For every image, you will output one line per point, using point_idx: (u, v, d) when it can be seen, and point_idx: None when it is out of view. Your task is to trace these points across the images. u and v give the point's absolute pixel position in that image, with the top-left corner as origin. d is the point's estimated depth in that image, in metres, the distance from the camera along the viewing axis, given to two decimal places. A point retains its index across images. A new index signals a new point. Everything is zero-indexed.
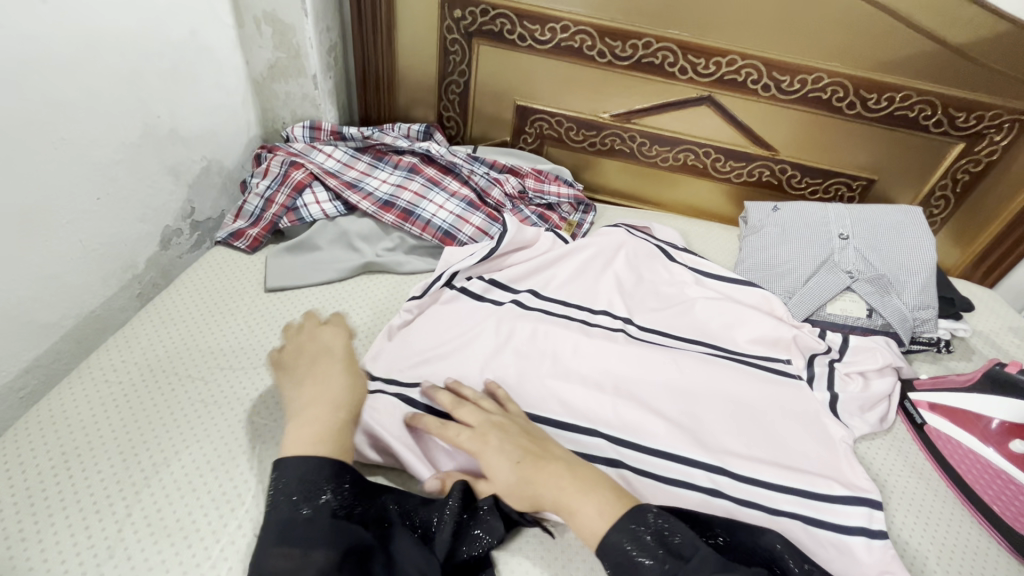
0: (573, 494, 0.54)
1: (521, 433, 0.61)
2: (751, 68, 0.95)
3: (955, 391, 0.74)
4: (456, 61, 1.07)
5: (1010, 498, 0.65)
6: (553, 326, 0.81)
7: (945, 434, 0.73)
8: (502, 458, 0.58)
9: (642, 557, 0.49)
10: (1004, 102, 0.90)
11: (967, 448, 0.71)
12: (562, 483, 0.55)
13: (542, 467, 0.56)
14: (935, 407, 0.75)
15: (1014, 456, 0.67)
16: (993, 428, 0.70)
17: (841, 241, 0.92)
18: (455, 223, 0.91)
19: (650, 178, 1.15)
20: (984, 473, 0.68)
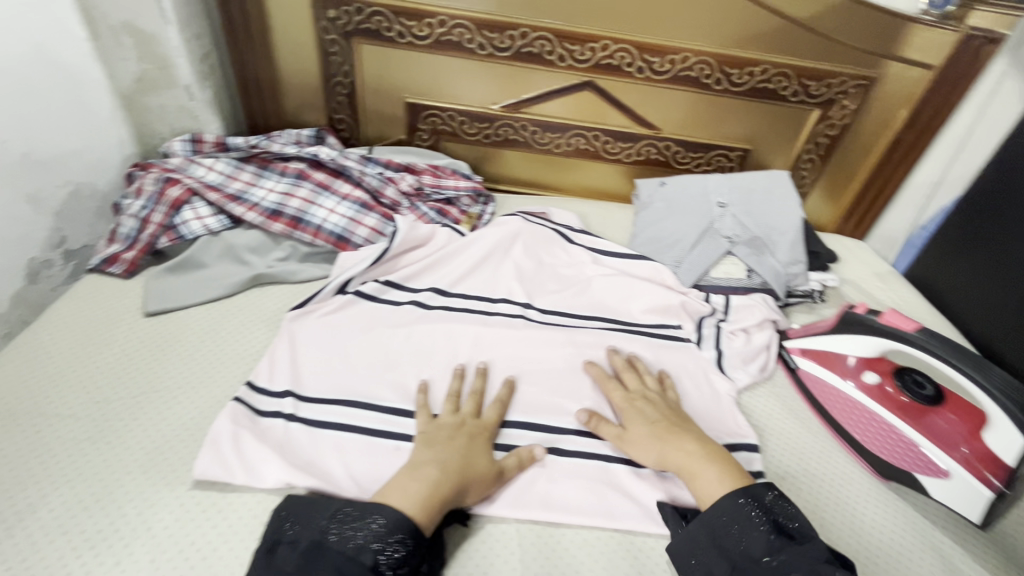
0: (696, 460, 0.62)
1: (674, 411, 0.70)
2: (624, 52, 0.99)
3: (820, 335, 0.79)
4: (338, 62, 1.05)
5: (865, 425, 0.72)
6: (451, 322, 0.83)
7: (813, 374, 0.79)
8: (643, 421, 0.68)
9: (749, 527, 0.55)
10: (847, 70, 0.99)
11: (830, 385, 0.77)
12: (686, 446, 0.64)
13: (688, 434, 0.65)
14: (806, 352, 0.81)
15: (869, 387, 0.74)
16: (850, 364, 0.76)
17: (720, 209, 0.98)
18: (348, 227, 0.90)
19: (548, 165, 1.18)
20: (845, 405, 0.74)
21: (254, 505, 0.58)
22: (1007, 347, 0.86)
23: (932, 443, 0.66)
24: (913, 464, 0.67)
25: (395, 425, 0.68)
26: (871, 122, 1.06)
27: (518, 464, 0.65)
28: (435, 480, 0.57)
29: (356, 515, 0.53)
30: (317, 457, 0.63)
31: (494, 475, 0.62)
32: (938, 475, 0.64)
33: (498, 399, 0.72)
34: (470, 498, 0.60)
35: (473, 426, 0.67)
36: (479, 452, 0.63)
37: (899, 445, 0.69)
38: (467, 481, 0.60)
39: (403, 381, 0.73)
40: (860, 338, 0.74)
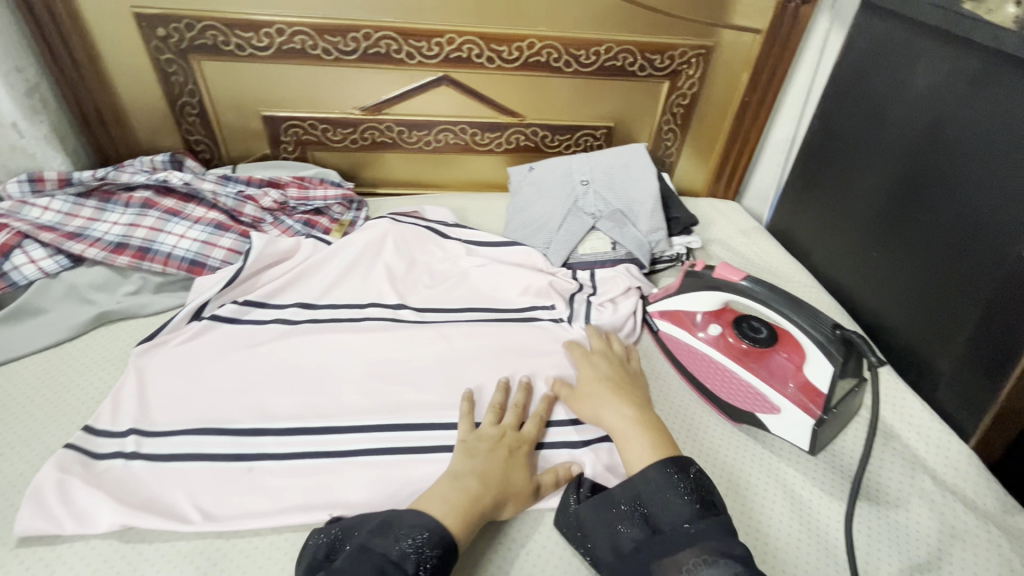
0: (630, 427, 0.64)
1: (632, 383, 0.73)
2: (470, 44, 1.00)
3: (671, 296, 0.82)
4: (180, 82, 1.01)
5: (713, 374, 0.75)
6: (318, 334, 0.81)
7: (668, 334, 0.82)
8: (598, 389, 0.71)
9: (672, 497, 0.55)
10: (685, 41, 1.04)
11: (682, 341, 0.80)
12: (625, 412, 0.67)
13: (637, 404, 0.68)
14: (663, 313, 0.84)
15: (714, 338, 0.77)
16: (698, 320, 0.80)
17: (584, 186, 1.01)
18: (201, 250, 0.87)
19: (423, 164, 1.18)
20: (695, 359, 0.78)
21: (94, 553, 0.56)
22: (847, 281, 0.93)
23: (764, 383, 0.70)
24: (752, 404, 0.71)
25: (246, 446, 0.66)
26: (718, 88, 1.11)
27: (554, 482, 0.64)
28: (474, 494, 0.58)
29: (409, 525, 0.53)
30: (160, 492, 0.61)
31: (529, 493, 0.62)
32: (772, 411, 0.69)
33: (538, 414, 0.70)
34: (505, 512, 0.60)
35: (513, 439, 0.66)
36: (516, 470, 0.63)
37: (740, 389, 0.72)
38: (503, 496, 0.60)
39: (260, 401, 0.71)
40: (701, 294, 0.78)
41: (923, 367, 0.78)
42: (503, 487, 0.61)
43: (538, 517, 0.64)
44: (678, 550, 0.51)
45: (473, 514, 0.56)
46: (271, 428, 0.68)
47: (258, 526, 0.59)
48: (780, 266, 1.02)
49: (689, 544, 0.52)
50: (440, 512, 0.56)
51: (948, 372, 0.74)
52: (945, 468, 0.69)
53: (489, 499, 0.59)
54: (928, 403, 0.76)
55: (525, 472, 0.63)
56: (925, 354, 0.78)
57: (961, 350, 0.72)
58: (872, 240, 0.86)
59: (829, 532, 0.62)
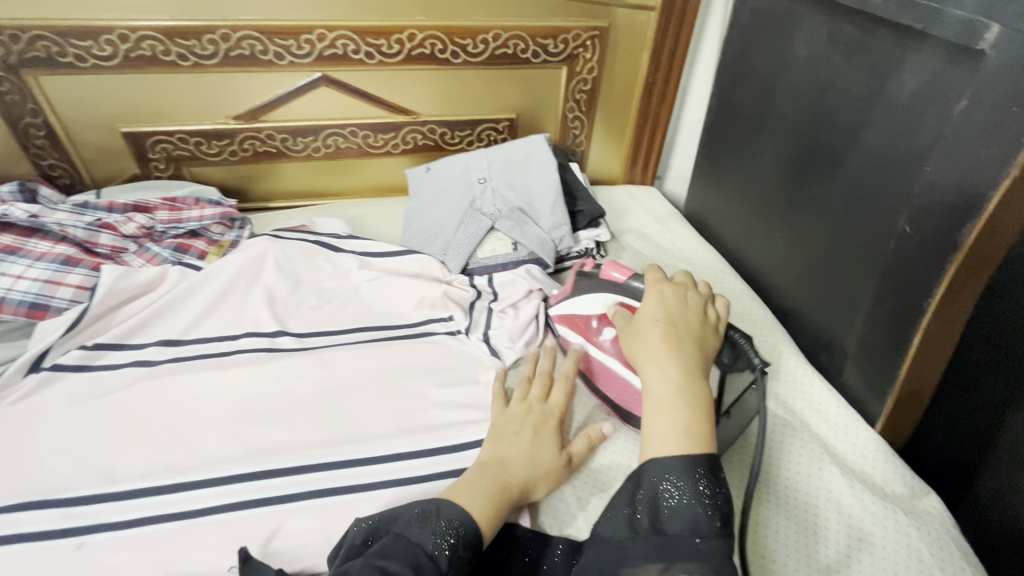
0: (670, 392, 0.53)
1: (698, 341, 0.59)
2: (344, 39, 0.92)
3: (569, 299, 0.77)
4: (18, 101, 0.89)
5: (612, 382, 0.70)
6: (181, 373, 0.72)
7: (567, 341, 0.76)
8: (648, 337, 0.58)
9: (690, 501, 0.47)
10: (576, 23, 0.98)
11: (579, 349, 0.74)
12: (670, 373, 0.54)
13: (693, 367, 0.55)
14: (560, 317, 0.78)
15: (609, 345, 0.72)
16: (593, 325, 0.74)
17: (481, 185, 0.94)
18: (43, 291, 0.77)
19: (317, 172, 1.09)
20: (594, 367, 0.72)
21: None
22: (756, 263, 0.90)
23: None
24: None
25: (79, 518, 0.57)
26: (619, 70, 1.06)
27: (588, 447, 0.64)
28: (500, 476, 0.56)
29: (446, 517, 0.50)
30: None
31: (564, 465, 0.61)
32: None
33: (565, 378, 0.69)
34: (539, 493, 0.58)
35: (540, 415, 0.64)
36: (548, 446, 0.61)
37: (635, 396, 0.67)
38: (533, 477, 0.58)
39: (103, 461, 0.63)
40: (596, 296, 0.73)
41: (831, 349, 0.75)
42: (535, 464, 0.59)
43: None
44: (675, 560, 0.45)
45: (502, 498, 0.54)
46: (110, 493, 0.59)
47: None
48: (694, 253, 0.98)
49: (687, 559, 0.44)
50: (467, 501, 0.53)
51: (853, 353, 0.71)
52: (853, 456, 0.66)
53: (518, 478, 0.57)
54: (835, 387, 0.73)
55: (556, 445, 0.62)
56: (832, 335, 0.74)
57: (862, 329, 0.68)
58: (775, 219, 0.83)
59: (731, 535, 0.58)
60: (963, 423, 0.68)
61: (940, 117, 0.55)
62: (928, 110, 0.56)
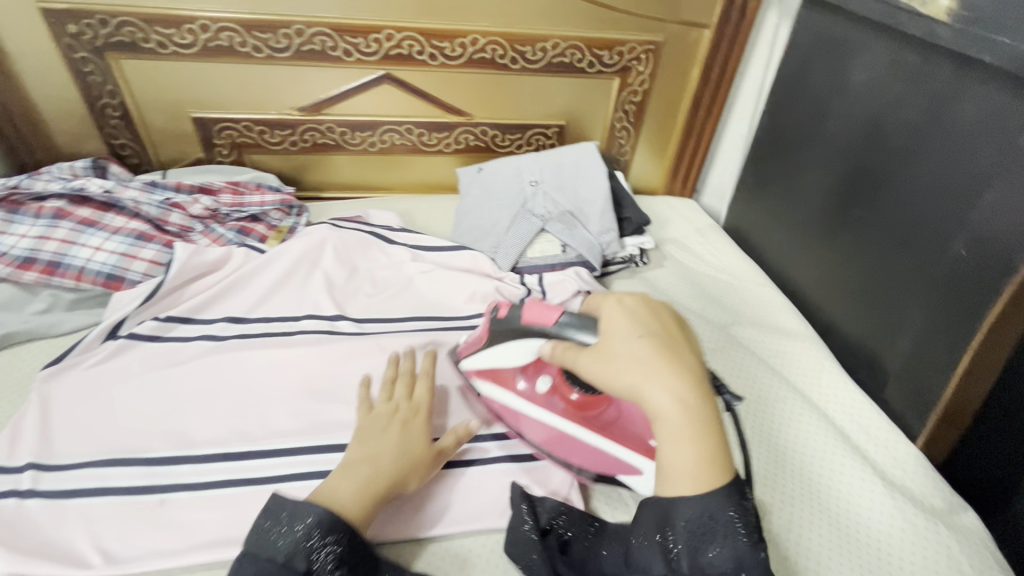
0: (682, 416, 0.48)
1: (689, 351, 0.53)
2: (411, 40, 0.96)
3: (492, 351, 0.67)
4: (99, 82, 0.94)
5: (571, 447, 0.66)
6: (248, 349, 0.76)
7: (505, 404, 0.68)
8: (640, 363, 0.50)
9: (725, 537, 0.45)
10: (634, 36, 1.01)
11: (521, 413, 0.67)
12: (676, 401, 0.48)
13: (693, 380, 0.50)
14: (482, 371, 0.69)
15: (547, 397, 0.67)
16: (524, 386, 0.68)
17: (533, 187, 0.97)
18: (119, 263, 0.81)
19: (370, 166, 1.13)
20: (545, 432, 0.67)
21: None
22: (796, 279, 0.92)
23: (615, 443, 0.63)
24: (609, 468, 0.64)
25: (159, 477, 0.61)
26: (670, 84, 1.09)
27: (456, 442, 0.64)
28: (368, 477, 0.55)
29: (292, 514, 0.50)
30: (56, 533, 0.55)
31: (433, 458, 0.61)
32: (634, 472, 0.63)
33: (429, 373, 0.68)
34: (411, 484, 0.59)
35: (407, 411, 0.63)
36: (415, 439, 0.61)
37: (602, 458, 0.64)
38: (403, 472, 0.58)
39: (179, 425, 0.66)
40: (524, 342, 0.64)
41: (872, 367, 0.77)
42: (401, 458, 0.58)
43: (478, 539, 0.61)
44: None
45: (368, 496, 0.54)
46: (187, 456, 0.63)
47: (165, 567, 0.54)
48: (732, 266, 1.01)
49: None
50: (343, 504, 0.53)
51: (896, 371, 0.73)
52: (895, 472, 0.68)
53: (386, 471, 0.56)
54: (878, 404, 0.75)
55: (425, 434, 0.61)
56: (875, 354, 0.76)
57: (908, 348, 0.70)
58: (819, 236, 0.85)
59: (780, 539, 0.61)
60: (1006, 442, 0.70)
61: (1003, 146, 0.57)
62: (989, 139, 0.59)
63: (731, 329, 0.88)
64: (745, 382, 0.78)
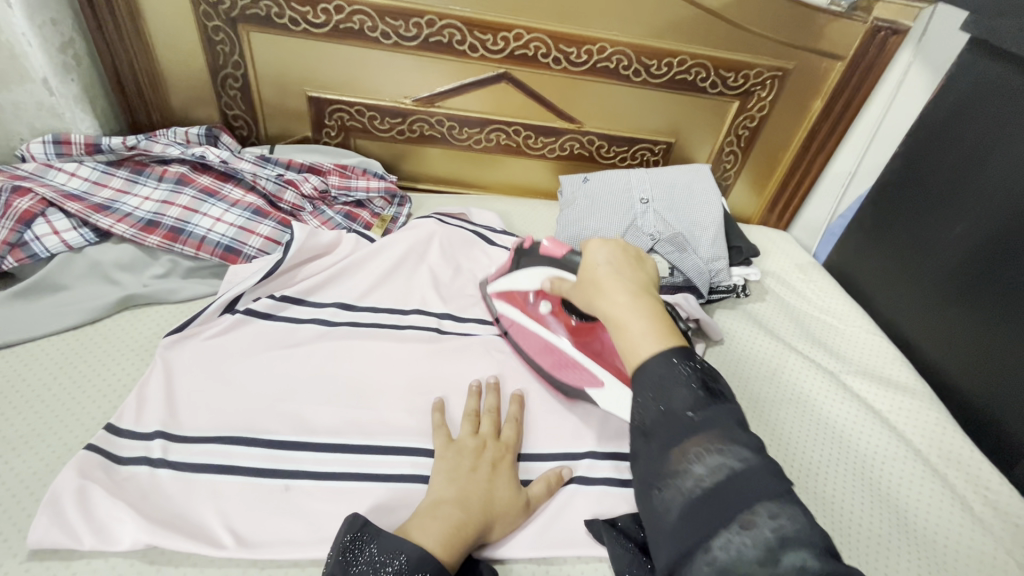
0: (630, 311, 0.52)
1: (640, 276, 0.57)
2: (539, 41, 0.94)
3: (507, 276, 0.78)
4: (226, 52, 0.94)
5: (555, 362, 0.73)
6: (361, 339, 0.75)
7: (513, 322, 0.78)
8: (592, 280, 0.56)
9: (676, 385, 0.46)
10: (764, 61, 0.98)
11: (525, 328, 0.77)
12: (621, 302, 0.53)
13: (641, 290, 0.54)
14: (501, 295, 0.80)
15: (547, 318, 0.75)
16: (532, 304, 0.76)
17: (643, 205, 0.95)
18: (238, 237, 0.81)
19: (469, 162, 1.12)
20: (538, 347, 0.75)
21: (106, 572, 0.51)
22: (911, 333, 0.90)
23: (590, 359, 0.70)
24: (582, 381, 0.70)
25: (283, 462, 0.60)
26: (788, 113, 1.06)
27: (546, 490, 0.62)
28: (458, 520, 0.53)
29: (382, 546, 0.49)
30: (187, 507, 0.55)
31: (521, 507, 0.59)
32: (596, 385, 0.68)
33: (513, 416, 0.67)
34: (493, 535, 0.56)
35: (494, 450, 0.62)
36: (505, 484, 0.59)
37: (576, 370, 0.71)
38: (492, 517, 0.56)
39: (297, 410, 0.66)
40: (528, 274, 0.73)
41: (1002, 442, 0.75)
42: (489, 502, 0.56)
43: (596, 567, 0.59)
44: (684, 443, 0.44)
45: (460, 537, 0.52)
46: (308, 445, 0.62)
47: (296, 557, 0.53)
48: (837, 308, 0.97)
49: (693, 435, 0.44)
50: (418, 535, 0.51)
51: None
52: None
53: (476, 514, 0.54)
54: (1007, 479, 0.73)
55: (514, 480, 0.60)
56: (1009, 429, 0.74)
57: None
58: (950, 294, 0.83)
59: None
60: None
61: None
62: None
63: (844, 376, 0.85)
64: (860, 434, 0.76)
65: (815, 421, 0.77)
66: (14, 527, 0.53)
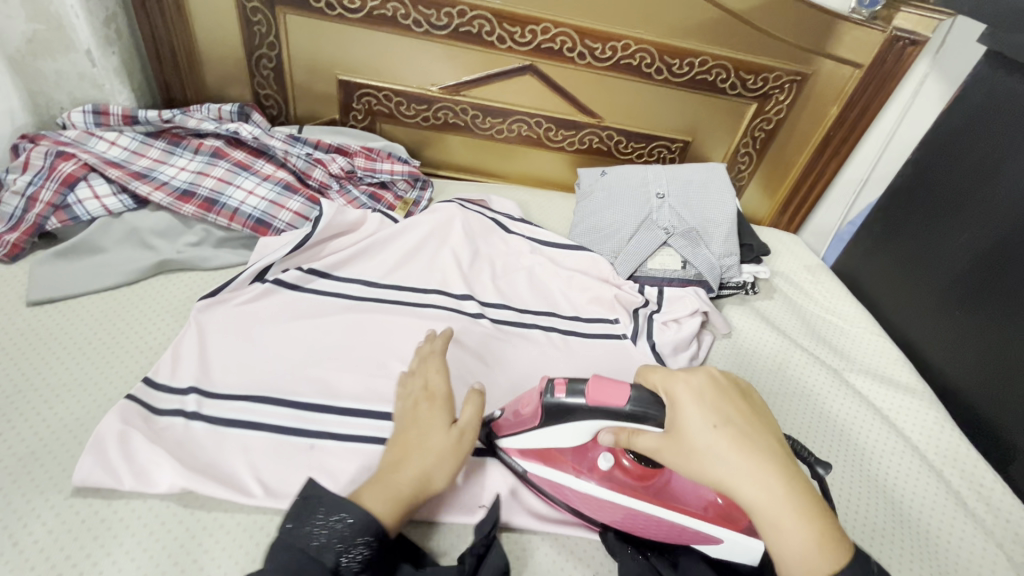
0: (783, 508, 0.44)
1: (759, 433, 0.48)
2: (565, 36, 0.97)
3: (530, 434, 0.59)
4: (262, 33, 0.97)
5: (641, 525, 0.58)
6: (384, 314, 0.78)
7: (549, 480, 0.61)
8: (716, 455, 0.46)
9: None
10: (783, 65, 1.00)
11: (572, 491, 0.60)
12: (766, 490, 0.45)
13: (748, 441, 0.47)
14: (525, 452, 0.62)
15: (604, 475, 0.60)
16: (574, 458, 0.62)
17: (659, 200, 0.97)
18: (269, 210, 0.84)
19: (490, 151, 1.14)
20: (608, 513, 0.59)
21: (144, 513, 0.54)
22: (916, 337, 0.93)
23: (680, 512, 0.57)
24: (681, 537, 0.57)
25: (310, 422, 0.63)
26: (804, 119, 1.08)
27: (474, 414, 0.58)
28: (389, 480, 0.52)
29: (328, 509, 0.49)
30: (219, 457, 0.59)
31: (454, 444, 0.56)
32: (713, 541, 0.56)
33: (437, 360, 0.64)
34: (438, 484, 0.54)
35: (421, 401, 0.59)
36: (431, 428, 0.57)
37: (681, 528, 0.57)
38: (426, 464, 0.54)
39: (323, 375, 0.69)
40: (568, 427, 0.57)
41: (997, 441, 0.78)
42: (419, 453, 0.55)
43: None
44: None
45: (393, 496, 0.52)
46: (333, 408, 0.65)
47: None
48: (842, 309, 1.00)
49: None
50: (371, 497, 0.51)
51: None
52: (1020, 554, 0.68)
53: (404, 469, 0.53)
54: (1001, 477, 0.76)
55: (444, 424, 0.57)
56: (1006, 432, 0.77)
57: None
58: (953, 298, 0.86)
59: None
60: None
61: None
62: None
63: (846, 375, 0.88)
64: (861, 432, 0.79)
65: (817, 416, 0.80)
66: (58, 469, 0.56)
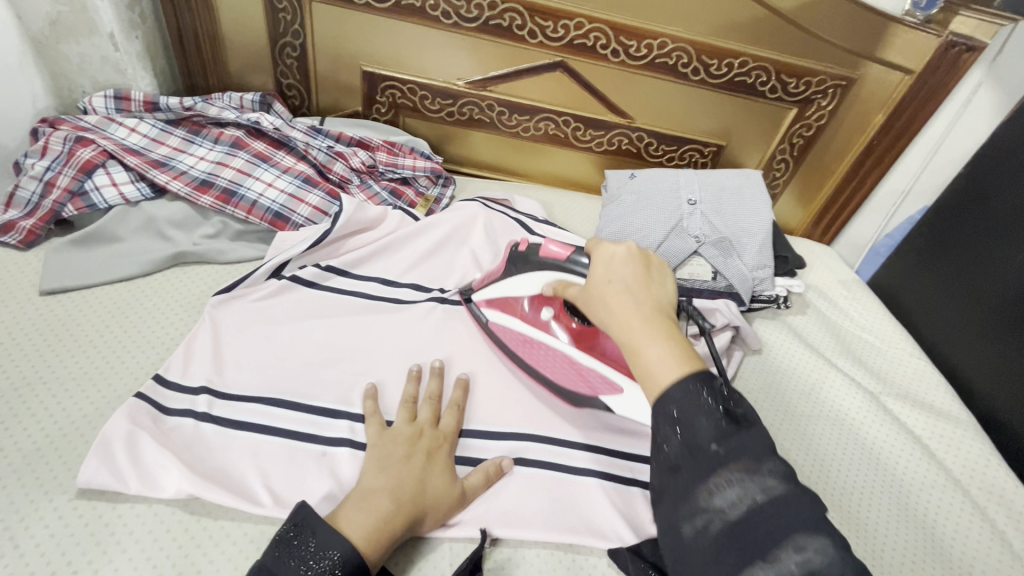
0: (643, 333, 0.49)
1: (651, 292, 0.53)
2: (599, 32, 0.93)
3: (497, 282, 0.72)
4: (287, 20, 0.95)
5: (563, 372, 0.68)
6: (401, 315, 0.75)
7: (502, 326, 0.73)
8: (601, 299, 0.53)
9: None
10: (829, 69, 0.95)
11: (521, 333, 0.72)
12: (632, 324, 0.50)
13: (633, 292, 0.52)
14: (491, 302, 0.74)
15: (547, 324, 0.71)
16: (527, 308, 0.72)
17: (690, 206, 0.93)
18: (287, 204, 0.82)
19: (514, 149, 1.11)
20: (544, 357, 0.70)
21: (149, 518, 0.52)
22: (959, 361, 0.87)
23: (602, 363, 0.68)
24: (595, 386, 0.67)
25: (322, 428, 0.61)
26: (846, 126, 1.03)
27: (484, 481, 0.59)
28: (386, 514, 0.50)
29: (319, 541, 0.47)
30: (228, 462, 0.57)
31: (455, 498, 0.56)
32: (616, 390, 0.66)
33: (455, 403, 0.64)
34: (425, 526, 0.54)
35: (431, 438, 0.59)
36: (438, 473, 0.56)
37: (594, 374, 0.67)
38: (424, 509, 0.53)
39: (338, 379, 0.66)
40: (526, 275, 0.68)
41: None
42: (418, 491, 0.53)
43: None
44: None
45: (384, 532, 0.49)
46: (347, 413, 0.62)
47: None
48: (880, 329, 0.95)
49: None
50: (358, 534, 0.48)
51: None
52: None
53: (401, 505, 0.51)
54: None
55: (451, 477, 0.56)
56: None
57: None
58: (1004, 323, 0.81)
59: None
60: None
61: None
62: None
63: (884, 400, 0.83)
64: (901, 463, 0.74)
65: (854, 444, 0.75)
66: (63, 469, 0.54)
